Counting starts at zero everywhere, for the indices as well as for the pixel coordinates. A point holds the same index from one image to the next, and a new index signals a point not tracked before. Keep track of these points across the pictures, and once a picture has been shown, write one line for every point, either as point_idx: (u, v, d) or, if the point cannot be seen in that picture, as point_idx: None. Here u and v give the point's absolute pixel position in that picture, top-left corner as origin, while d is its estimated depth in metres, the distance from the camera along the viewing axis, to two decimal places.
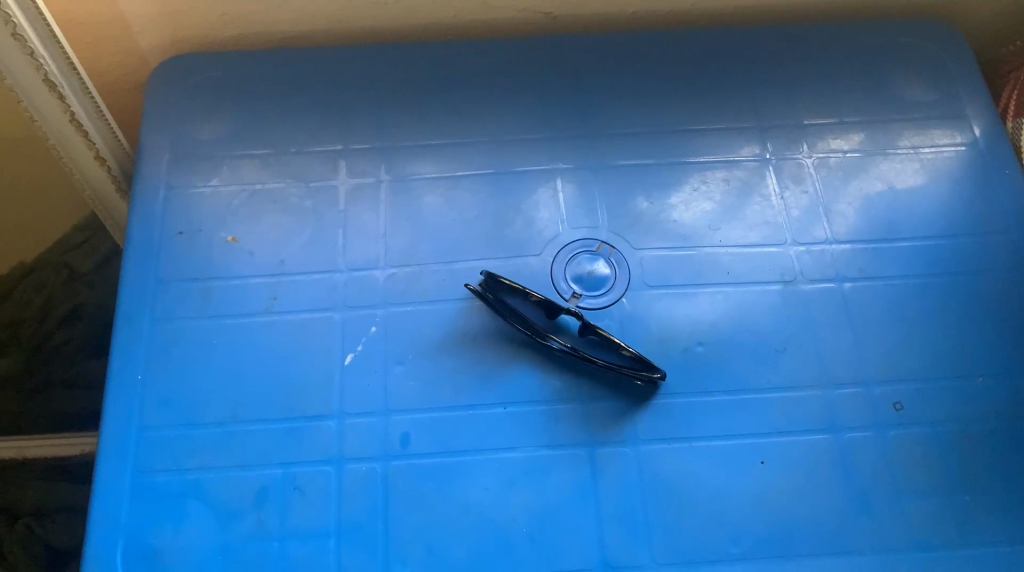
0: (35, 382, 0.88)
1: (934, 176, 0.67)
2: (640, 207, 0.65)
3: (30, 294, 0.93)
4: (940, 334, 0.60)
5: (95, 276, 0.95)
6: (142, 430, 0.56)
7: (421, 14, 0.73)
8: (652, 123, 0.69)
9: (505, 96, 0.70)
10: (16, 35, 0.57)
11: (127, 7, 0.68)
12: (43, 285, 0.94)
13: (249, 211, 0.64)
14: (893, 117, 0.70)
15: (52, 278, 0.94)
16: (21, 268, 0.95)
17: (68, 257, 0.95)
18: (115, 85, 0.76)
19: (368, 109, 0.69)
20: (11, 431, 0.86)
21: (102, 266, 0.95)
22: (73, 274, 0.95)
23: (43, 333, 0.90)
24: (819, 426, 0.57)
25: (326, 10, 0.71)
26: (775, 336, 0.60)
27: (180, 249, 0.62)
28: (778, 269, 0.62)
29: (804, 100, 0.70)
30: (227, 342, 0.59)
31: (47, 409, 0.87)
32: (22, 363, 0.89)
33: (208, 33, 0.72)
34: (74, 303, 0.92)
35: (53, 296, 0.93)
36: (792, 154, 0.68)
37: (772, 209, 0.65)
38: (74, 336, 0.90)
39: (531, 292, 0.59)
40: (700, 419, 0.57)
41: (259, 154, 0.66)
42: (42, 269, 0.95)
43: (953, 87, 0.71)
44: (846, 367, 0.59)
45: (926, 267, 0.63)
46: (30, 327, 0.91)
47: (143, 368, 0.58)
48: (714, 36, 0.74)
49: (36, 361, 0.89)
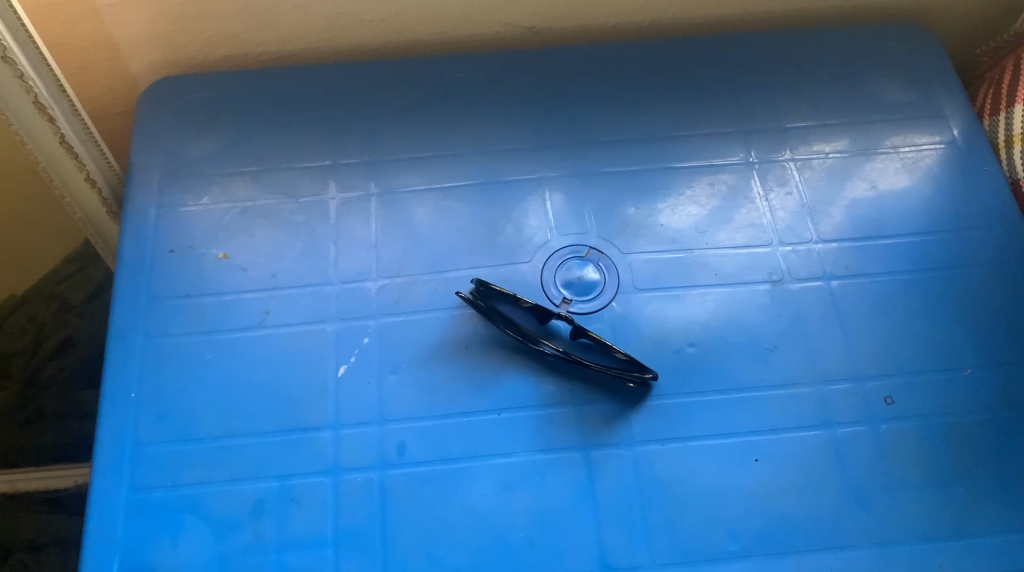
0: (25, 415, 0.88)
1: (915, 175, 0.68)
2: (629, 213, 0.66)
3: (23, 326, 0.93)
4: (928, 327, 0.61)
5: (86, 307, 0.94)
6: (139, 445, 0.56)
7: (408, 30, 0.74)
8: (637, 130, 0.70)
9: (491, 108, 0.71)
10: (7, 57, 0.58)
11: (116, 30, 0.69)
12: (36, 317, 0.94)
13: (240, 227, 0.64)
14: (873, 119, 0.71)
15: (43, 310, 0.94)
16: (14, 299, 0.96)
17: (61, 288, 0.95)
18: (107, 110, 0.77)
19: (356, 125, 0.69)
20: (6, 462, 0.85)
21: (94, 297, 0.95)
22: (64, 305, 0.94)
23: (37, 363, 0.90)
24: (813, 421, 0.57)
25: (316, 29, 0.72)
26: (765, 334, 0.60)
27: (174, 267, 0.63)
28: (767, 270, 0.63)
29: (784, 105, 0.71)
30: (223, 356, 0.59)
31: (38, 442, 0.86)
32: (17, 395, 0.89)
33: (198, 55, 0.73)
34: (66, 332, 0.92)
35: (44, 326, 0.93)
36: (776, 156, 0.69)
37: (758, 211, 0.66)
38: (65, 365, 0.90)
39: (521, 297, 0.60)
40: (693, 419, 0.57)
41: (250, 171, 0.67)
42: (35, 301, 0.95)
43: (930, 88, 0.73)
44: (836, 363, 0.59)
45: (911, 263, 0.64)
46: (22, 359, 0.91)
47: (137, 386, 0.58)
48: (697, 45, 0.75)
49: (27, 395, 0.89)
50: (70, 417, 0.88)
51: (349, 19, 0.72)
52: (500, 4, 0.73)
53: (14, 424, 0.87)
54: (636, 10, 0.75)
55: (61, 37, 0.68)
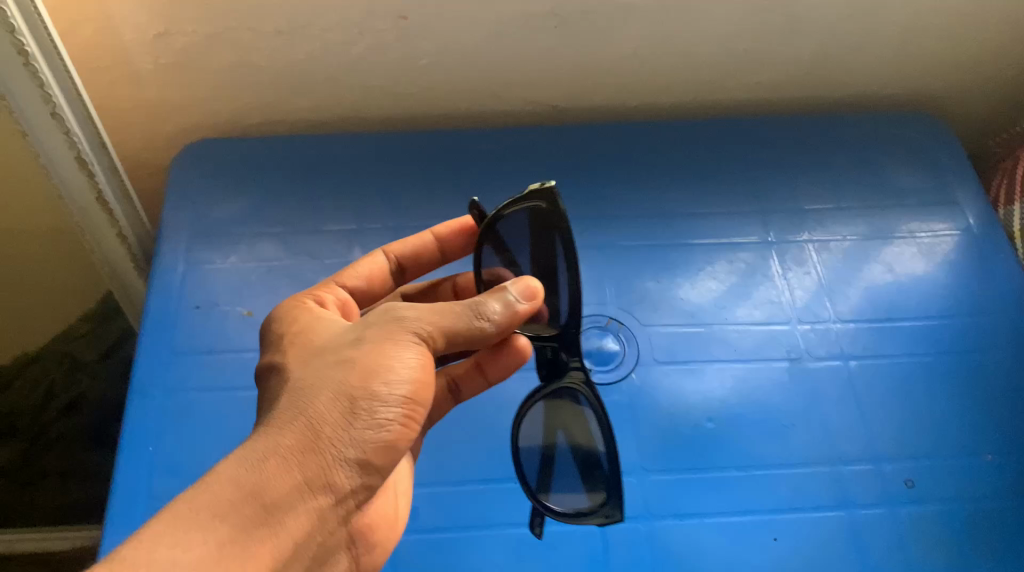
0: (36, 471, 0.82)
1: (932, 260, 0.69)
2: (647, 286, 0.66)
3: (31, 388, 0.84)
4: (946, 411, 0.61)
5: (99, 370, 0.84)
6: (149, 497, 0.54)
7: (438, 104, 0.76)
8: (656, 206, 0.71)
9: (515, 177, 0.73)
10: (55, 113, 0.61)
11: (156, 95, 0.72)
12: (45, 376, 0.84)
13: (266, 286, 0.65)
14: (889, 204, 0.72)
15: (53, 371, 0.84)
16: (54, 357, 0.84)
17: (73, 347, 0.84)
18: (142, 168, 0.79)
19: (382, 193, 0.71)
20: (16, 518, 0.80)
21: (106, 357, 0.84)
22: (75, 365, 0.84)
23: (45, 421, 0.83)
24: (831, 502, 0.56)
25: (348, 101, 0.75)
26: (783, 412, 0.60)
27: (196, 321, 0.63)
28: (785, 347, 0.63)
29: (802, 188, 0.73)
30: (240, 411, 0.58)
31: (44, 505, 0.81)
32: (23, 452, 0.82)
33: (232, 122, 0.76)
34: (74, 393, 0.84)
35: (54, 386, 0.84)
36: (795, 237, 0.70)
37: (775, 289, 0.67)
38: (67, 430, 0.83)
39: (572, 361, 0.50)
40: (709, 494, 0.56)
41: (277, 233, 0.68)
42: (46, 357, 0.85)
43: (945, 175, 0.74)
44: (853, 444, 0.59)
45: (930, 346, 0.64)
46: (26, 418, 0.84)
47: (153, 440, 0.57)
48: (717, 126, 0.78)
49: (32, 455, 0.82)
50: (73, 478, 0.82)
51: (381, 91, 0.74)
52: (527, 82, 0.75)
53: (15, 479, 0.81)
54: (658, 93, 0.78)
55: (104, 97, 0.71)
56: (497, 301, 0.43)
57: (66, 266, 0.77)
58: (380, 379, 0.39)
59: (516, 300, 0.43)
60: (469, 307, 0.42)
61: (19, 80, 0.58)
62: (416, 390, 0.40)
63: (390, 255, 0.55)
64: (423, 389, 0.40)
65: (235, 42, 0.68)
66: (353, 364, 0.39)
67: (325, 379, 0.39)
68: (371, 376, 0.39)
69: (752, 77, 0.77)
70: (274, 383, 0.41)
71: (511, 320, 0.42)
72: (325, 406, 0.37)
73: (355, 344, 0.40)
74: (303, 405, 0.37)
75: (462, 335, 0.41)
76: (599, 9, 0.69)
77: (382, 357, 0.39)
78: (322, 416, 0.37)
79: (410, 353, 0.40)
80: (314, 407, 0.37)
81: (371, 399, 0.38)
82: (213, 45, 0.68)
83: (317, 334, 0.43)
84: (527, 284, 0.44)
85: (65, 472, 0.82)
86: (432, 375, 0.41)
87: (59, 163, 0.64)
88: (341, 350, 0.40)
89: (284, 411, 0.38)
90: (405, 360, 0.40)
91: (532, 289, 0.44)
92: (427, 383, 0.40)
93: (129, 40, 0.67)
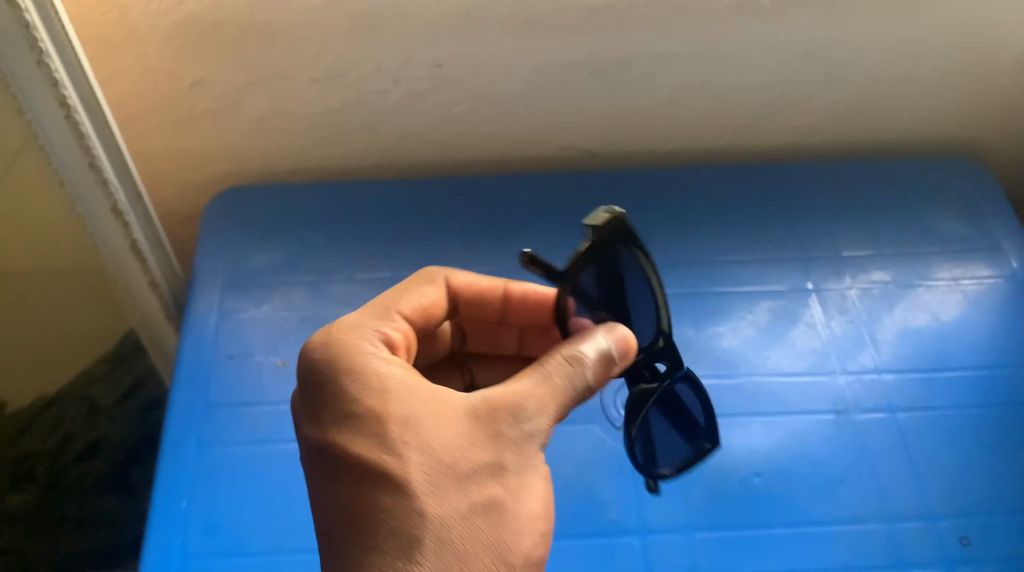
0: (48, 518, 0.75)
1: (976, 307, 0.67)
2: (688, 335, 0.65)
3: (48, 429, 0.76)
4: (999, 465, 0.59)
5: (118, 411, 0.79)
6: (184, 557, 0.53)
7: (470, 151, 0.76)
8: (694, 253, 0.70)
9: (549, 224, 0.72)
10: (94, 164, 0.61)
11: (191, 142, 0.71)
12: (63, 419, 0.77)
13: (300, 336, 0.64)
14: (931, 250, 0.71)
15: (71, 413, 0.78)
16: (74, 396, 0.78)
17: (92, 389, 0.79)
18: (174, 214, 0.78)
19: (416, 240, 0.71)
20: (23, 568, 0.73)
21: (127, 399, 0.80)
22: (93, 408, 0.79)
23: (60, 468, 0.76)
24: (885, 561, 0.54)
25: (380, 148, 0.75)
26: (833, 467, 0.58)
27: (231, 372, 0.62)
28: (830, 399, 0.61)
29: (842, 235, 0.72)
30: (275, 467, 0.57)
31: (58, 551, 0.74)
32: (36, 500, 0.75)
33: (266, 169, 0.75)
34: (94, 436, 0.78)
35: (70, 428, 0.77)
36: (835, 285, 0.69)
37: (818, 337, 0.65)
38: (90, 473, 0.77)
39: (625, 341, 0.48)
40: (761, 553, 0.54)
41: (310, 281, 0.68)
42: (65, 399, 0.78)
43: (986, 222, 0.73)
44: (907, 500, 0.57)
45: (981, 398, 0.62)
46: (44, 463, 0.76)
47: (187, 495, 0.55)
48: (751, 172, 0.77)
49: (45, 502, 0.75)
50: (93, 522, 0.76)
51: (415, 139, 0.74)
52: (560, 128, 0.75)
53: (27, 529, 0.74)
54: (693, 138, 0.78)
55: (140, 145, 0.71)
56: (604, 372, 0.44)
57: (97, 314, 0.76)
58: (520, 519, 0.38)
59: (614, 367, 0.44)
60: (575, 375, 0.42)
61: (59, 132, 0.58)
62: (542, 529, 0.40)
63: (450, 284, 0.52)
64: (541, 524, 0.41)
65: (271, 90, 0.68)
66: (506, 512, 0.38)
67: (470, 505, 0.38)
68: (514, 522, 0.38)
69: (787, 122, 0.77)
70: (393, 499, 0.37)
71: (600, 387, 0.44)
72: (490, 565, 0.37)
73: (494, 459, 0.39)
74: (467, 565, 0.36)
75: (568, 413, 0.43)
76: (635, 56, 0.69)
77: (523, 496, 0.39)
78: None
79: (543, 483, 0.40)
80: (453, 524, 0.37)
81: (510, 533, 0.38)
82: (249, 94, 0.68)
83: (419, 413, 0.40)
84: (620, 335, 0.45)
85: (84, 519, 0.76)
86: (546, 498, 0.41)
87: (94, 213, 0.64)
88: (490, 483, 0.38)
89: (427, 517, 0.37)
90: (542, 501, 0.40)
91: (622, 342, 0.45)
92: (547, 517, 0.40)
93: (165, 89, 0.67)
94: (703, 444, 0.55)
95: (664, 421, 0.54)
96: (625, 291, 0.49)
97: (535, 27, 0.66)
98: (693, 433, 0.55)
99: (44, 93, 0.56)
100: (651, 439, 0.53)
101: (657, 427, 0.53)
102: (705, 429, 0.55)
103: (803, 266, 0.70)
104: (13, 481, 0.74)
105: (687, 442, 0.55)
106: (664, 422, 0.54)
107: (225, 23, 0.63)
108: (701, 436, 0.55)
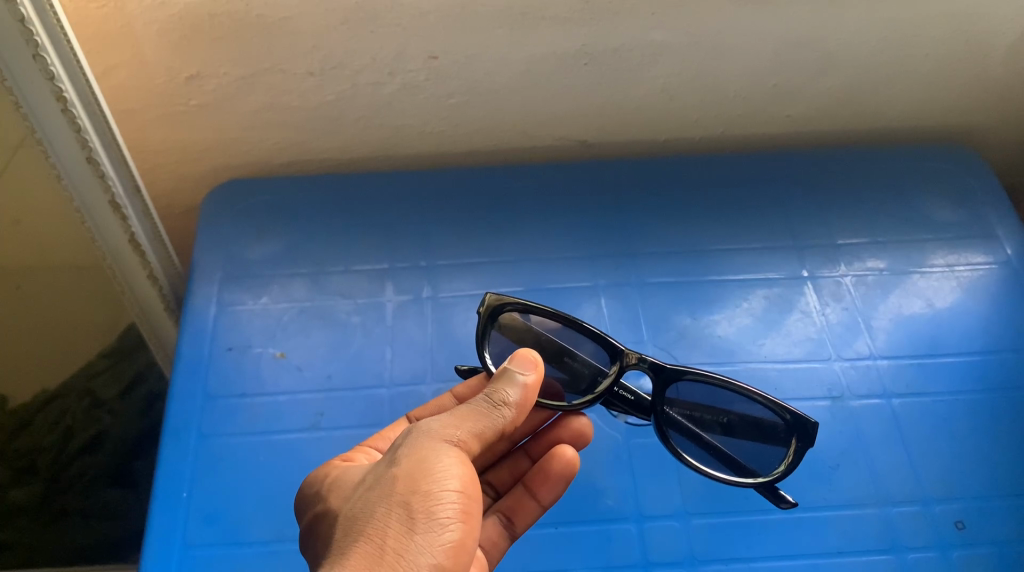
0: (49, 512, 0.75)
1: (969, 293, 0.68)
2: (684, 323, 0.65)
3: (50, 422, 0.79)
4: (993, 450, 0.59)
5: (119, 405, 0.80)
6: (185, 548, 0.53)
7: (466, 141, 0.77)
8: (688, 242, 0.71)
9: (544, 213, 0.73)
10: (91, 158, 0.61)
11: (188, 136, 0.72)
12: (65, 413, 0.80)
13: (298, 328, 0.64)
14: (926, 237, 0.72)
15: (73, 406, 0.80)
16: (76, 391, 0.81)
17: (94, 383, 0.81)
18: (172, 205, 0.79)
19: (412, 231, 0.71)
20: (24, 563, 0.73)
21: (128, 392, 0.81)
22: (96, 402, 0.80)
23: (63, 460, 0.77)
24: (881, 546, 0.55)
25: (376, 140, 0.75)
26: (828, 453, 0.59)
27: (231, 364, 0.62)
28: (825, 385, 0.62)
29: (838, 222, 0.72)
30: (273, 458, 0.57)
31: (58, 544, 0.74)
32: (39, 493, 0.76)
33: (263, 162, 0.76)
34: (96, 429, 0.79)
35: (73, 422, 0.79)
36: (830, 272, 0.69)
37: (813, 324, 0.66)
38: (93, 467, 0.77)
39: (585, 363, 0.54)
40: (758, 539, 0.55)
41: (307, 273, 0.68)
42: (65, 395, 0.81)
43: (980, 209, 0.74)
44: (901, 484, 0.57)
45: (975, 383, 0.62)
46: (48, 454, 0.78)
47: (187, 486, 0.56)
48: (745, 161, 0.78)
49: (48, 494, 0.76)
50: (95, 517, 0.75)
51: (411, 131, 0.75)
52: (555, 119, 0.76)
53: (30, 523, 0.75)
54: (688, 127, 0.78)
55: (137, 139, 0.71)
56: (512, 386, 0.47)
57: (97, 308, 0.76)
58: (428, 478, 0.41)
59: (524, 376, 0.47)
60: (486, 400, 0.46)
61: (55, 127, 0.58)
62: (466, 491, 0.42)
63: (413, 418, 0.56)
64: (470, 490, 0.43)
65: (267, 84, 0.68)
66: (395, 478, 0.42)
67: (372, 496, 0.41)
68: (416, 479, 0.41)
69: (781, 111, 0.77)
70: (322, 522, 0.44)
71: (525, 396, 0.47)
72: (386, 520, 0.40)
73: (392, 461, 0.43)
74: (363, 528, 0.40)
75: (495, 424, 0.45)
76: (629, 47, 0.69)
77: (423, 462, 0.42)
78: (382, 531, 0.40)
79: (449, 455, 0.43)
80: (365, 509, 0.41)
81: (412, 493, 0.41)
82: (246, 87, 0.68)
83: (353, 471, 0.46)
84: (526, 357, 0.49)
85: (85, 513, 0.75)
86: (472, 473, 0.44)
87: (93, 208, 0.65)
88: (381, 471, 0.43)
89: (346, 523, 0.41)
90: (446, 465, 0.42)
91: (531, 361, 0.49)
92: (468, 478, 0.43)
93: (162, 84, 0.67)
94: (788, 440, 0.50)
95: (738, 437, 0.52)
96: (546, 337, 0.55)
97: (529, 19, 0.66)
98: (773, 436, 0.51)
99: (41, 86, 0.55)
100: (733, 457, 0.52)
101: (733, 446, 0.52)
102: (782, 425, 0.50)
103: (797, 254, 0.71)
104: (15, 475, 0.76)
105: (775, 447, 0.51)
106: (737, 439, 0.52)
107: (221, 17, 0.62)
108: (782, 436, 0.51)
